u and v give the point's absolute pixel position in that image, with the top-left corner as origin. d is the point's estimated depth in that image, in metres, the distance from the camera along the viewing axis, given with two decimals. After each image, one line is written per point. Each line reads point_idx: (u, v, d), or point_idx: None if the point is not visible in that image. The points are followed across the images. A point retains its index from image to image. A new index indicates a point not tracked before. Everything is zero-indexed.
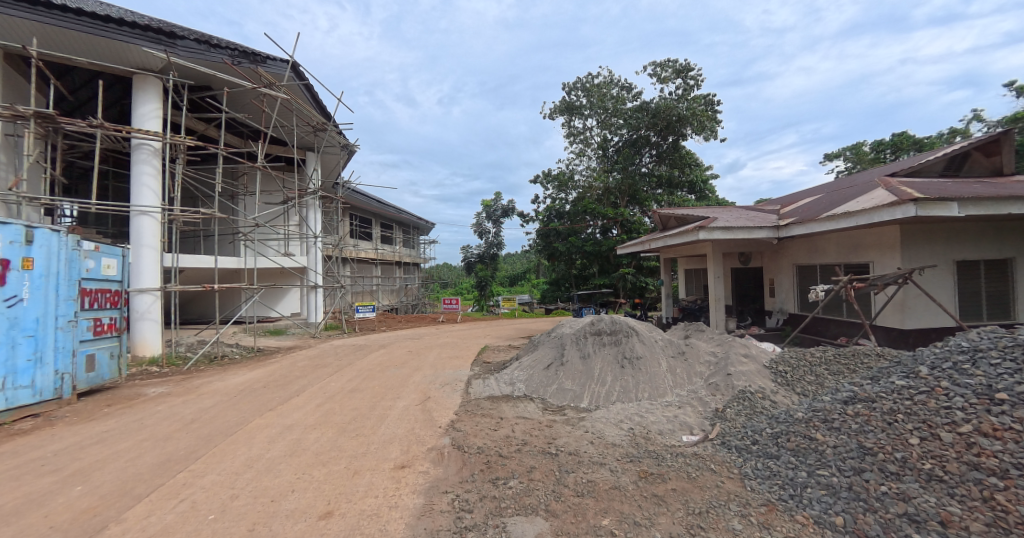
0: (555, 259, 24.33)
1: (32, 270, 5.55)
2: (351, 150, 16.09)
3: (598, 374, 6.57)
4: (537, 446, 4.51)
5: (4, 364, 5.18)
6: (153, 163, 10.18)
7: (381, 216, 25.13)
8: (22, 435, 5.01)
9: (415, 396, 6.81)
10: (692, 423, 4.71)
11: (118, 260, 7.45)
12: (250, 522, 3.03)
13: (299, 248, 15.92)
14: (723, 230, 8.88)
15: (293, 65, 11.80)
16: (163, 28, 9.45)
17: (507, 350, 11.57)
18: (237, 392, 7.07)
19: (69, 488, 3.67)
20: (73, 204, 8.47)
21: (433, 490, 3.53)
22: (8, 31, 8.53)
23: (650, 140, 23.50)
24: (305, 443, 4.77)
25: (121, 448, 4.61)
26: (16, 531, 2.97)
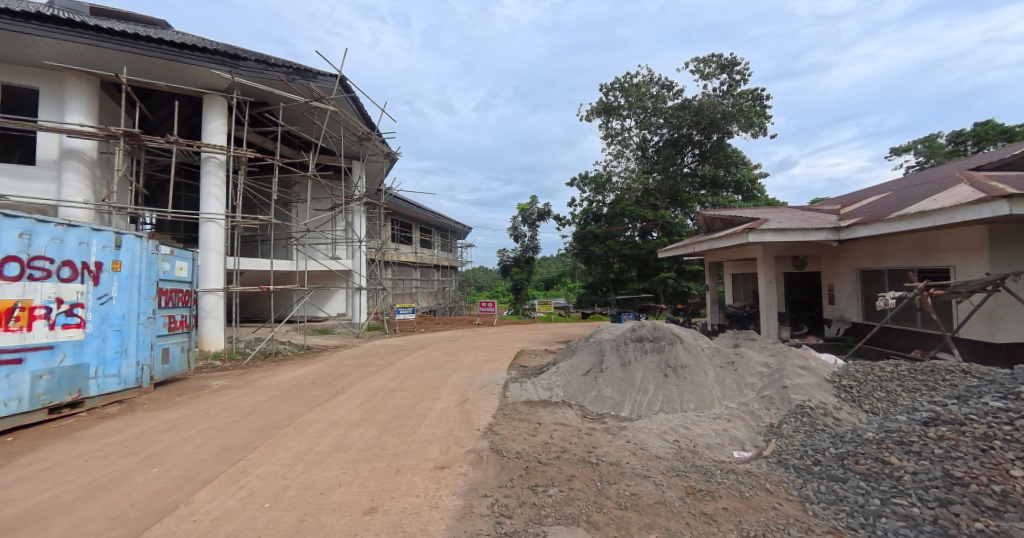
0: (592, 263, 23.81)
1: (120, 272, 6.17)
2: (393, 157, 16.70)
3: (639, 382, 6.40)
4: (577, 454, 4.44)
5: (95, 355, 5.77)
6: (219, 174, 11.02)
7: (421, 221, 25.88)
8: (109, 418, 5.55)
9: (453, 398, 6.91)
10: (743, 438, 4.44)
11: (189, 262, 8.09)
12: (300, 513, 3.17)
13: (345, 252, 16.66)
14: (775, 232, 8.33)
15: (343, 79, 12.39)
16: (227, 50, 10.18)
17: (543, 354, 11.47)
18: (288, 388, 7.47)
19: (147, 468, 4.01)
20: (152, 212, 9.31)
21: (472, 492, 3.55)
22: (103, 61, 9.56)
23: (692, 139, 22.85)
24: (349, 439, 4.94)
25: (188, 435, 5.00)
26: (103, 505, 3.28)
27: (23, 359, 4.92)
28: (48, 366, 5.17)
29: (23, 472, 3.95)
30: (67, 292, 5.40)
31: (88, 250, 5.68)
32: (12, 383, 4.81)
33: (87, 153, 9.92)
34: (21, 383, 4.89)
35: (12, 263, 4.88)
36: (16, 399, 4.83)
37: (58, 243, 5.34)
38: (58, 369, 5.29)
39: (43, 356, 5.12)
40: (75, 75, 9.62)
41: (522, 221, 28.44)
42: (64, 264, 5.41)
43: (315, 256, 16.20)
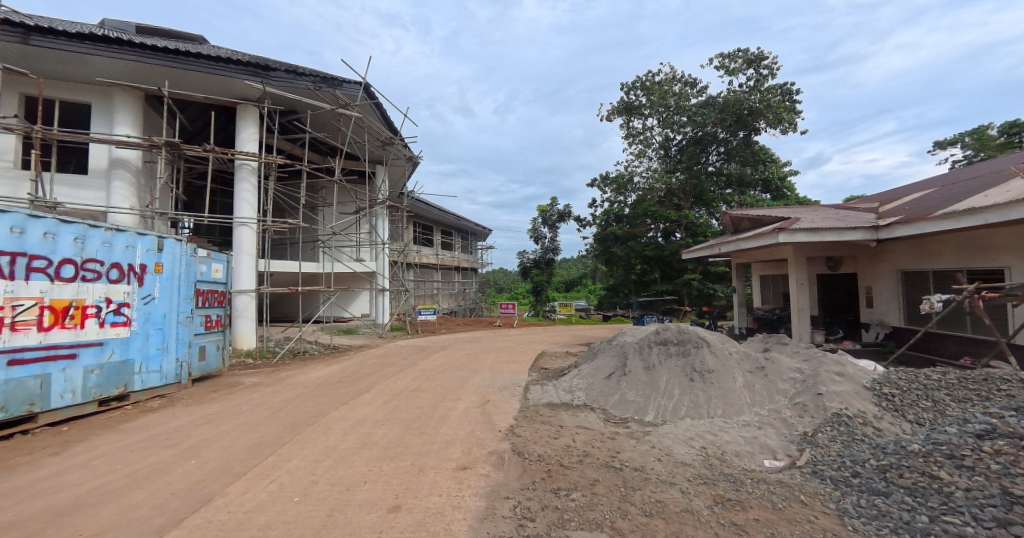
0: (613, 265, 23.52)
1: (162, 273, 6.48)
2: (415, 161, 16.95)
3: (664, 387, 6.26)
4: (600, 459, 4.37)
5: (139, 351, 6.08)
6: (251, 181, 11.45)
7: (442, 223, 26.16)
8: (152, 412, 5.84)
9: (474, 399, 6.94)
10: (775, 446, 4.28)
11: (224, 264, 8.42)
12: (327, 508, 3.24)
13: (370, 254, 17.00)
14: (807, 231, 8.02)
15: (366, 86, 12.57)
16: (259, 61, 10.53)
17: (563, 357, 11.39)
18: (315, 386, 7.67)
19: (185, 461, 4.19)
20: (190, 217, 9.75)
21: (495, 494, 3.55)
22: (146, 76, 10.11)
23: (717, 137, 22.30)
24: (373, 438, 5.02)
25: (222, 429, 5.20)
26: (146, 494, 3.44)
27: (77, 355, 5.22)
28: (98, 362, 5.48)
29: (77, 459, 4.21)
30: (115, 292, 5.70)
31: (133, 253, 6.00)
32: (67, 377, 5.13)
33: (133, 162, 10.48)
34: (75, 376, 5.19)
35: (67, 265, 5.18)
36: (71, 392, 5.15)
37: (107, 246, 5.65)
38: (107, 364, 5.59)
39: (94, 352, 5.42)
40: (122, 89, 10.23)
41: (542, 223, 28.36)
42: (113, 266, 5.72)
43: (340, 258, 16.60)
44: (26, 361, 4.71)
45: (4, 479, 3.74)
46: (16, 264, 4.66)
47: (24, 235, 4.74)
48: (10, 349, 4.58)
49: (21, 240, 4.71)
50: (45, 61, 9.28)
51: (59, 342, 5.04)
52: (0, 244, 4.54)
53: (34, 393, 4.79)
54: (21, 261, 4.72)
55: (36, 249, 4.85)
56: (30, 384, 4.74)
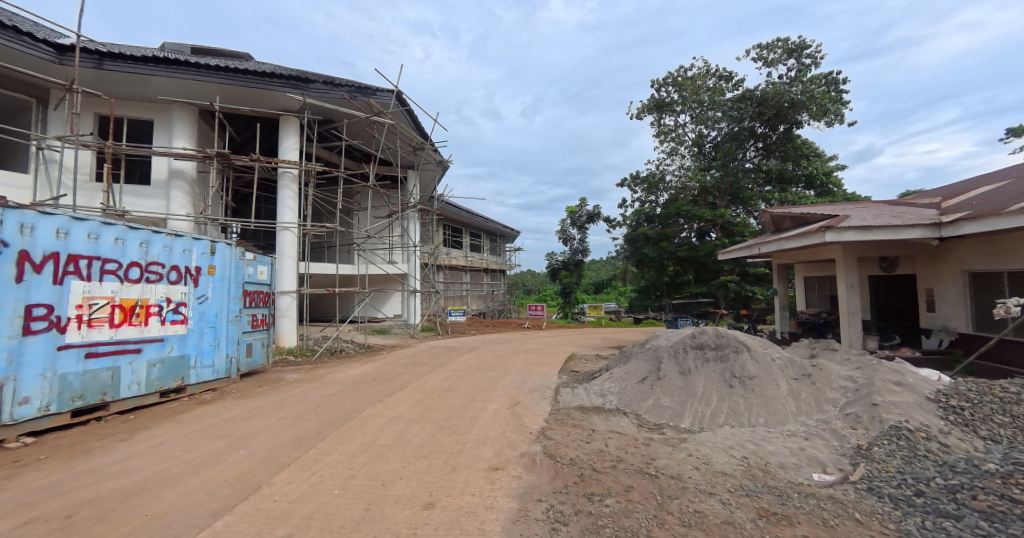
0: (644, 266, 22.99)
1: (214, 275, 6.89)
2: (446, 165, 17.21)
3: (701, 393, 6.05)
4: (634, 465, 4.27)
5: (194, 347, 6.49)
6: (293, 188, 11.99)
7: (471, 226, 26.45)
8: (205, 404, 6.21)
9: (505, 400, 6.95)
10: (825, 459, 4.03)
11: (268, 267, 8.84)
12: (365, 502, 3.32)
13: (402, 256, 17.39)
14: (857, 230, 7.55)
15: (399, 94, 12.81)
16: (299, 74, 11.00)
17: (594, 360, 11.25)
18: (351, 383, 7.92)
19: (235, 451, 4.42)
20: (237, 223, 10.30)
21: (527, 496, 3.53)
22: (199, 93, 10.81)
23: (754, 131, 21.43)
24: (407, 435, 5.12)
25: (268, 423, 5.45)
26: (201, 480, 3.66)
27: (142, 349, 5.64)
28: (159, 356, 5.89)
29: (141, 446, 4.52)
30: (174, 292, 6.11)
31: (189, 256, 6.40)
32: (134, 370, 5.54)
33: (189, 173, 11.23)
34: (140, 369, 5.61)
35: (134, 267, 5.58)
36: (137, 383, 5.57)
37: (167, 250, 6.06)
38: (167, 358, 6.01)
39: (155, 347, 5.84)
40: (180, 106, 11.02)
41: (571, 224, 28.11)
42: (172, 268, 6.13)
43: (374, 261, 17.08)
44: (100, 354, 5.12)
45: (79, 461, 4.07)
46: (92, 266, 5.05)
47: (99, 240, 5.14)
48: (87, 343, 4.99)
49: (96, 245, 5.10)
50: (112, 83, 10.07)
51: (127, 338, 5.45)
52: (79, 249, 4.92)
53: (106, 384, 5.20)
54: (97, 264, 5.11)
55: (109, 253, 5.25)
56: (103, 375, 5.15)
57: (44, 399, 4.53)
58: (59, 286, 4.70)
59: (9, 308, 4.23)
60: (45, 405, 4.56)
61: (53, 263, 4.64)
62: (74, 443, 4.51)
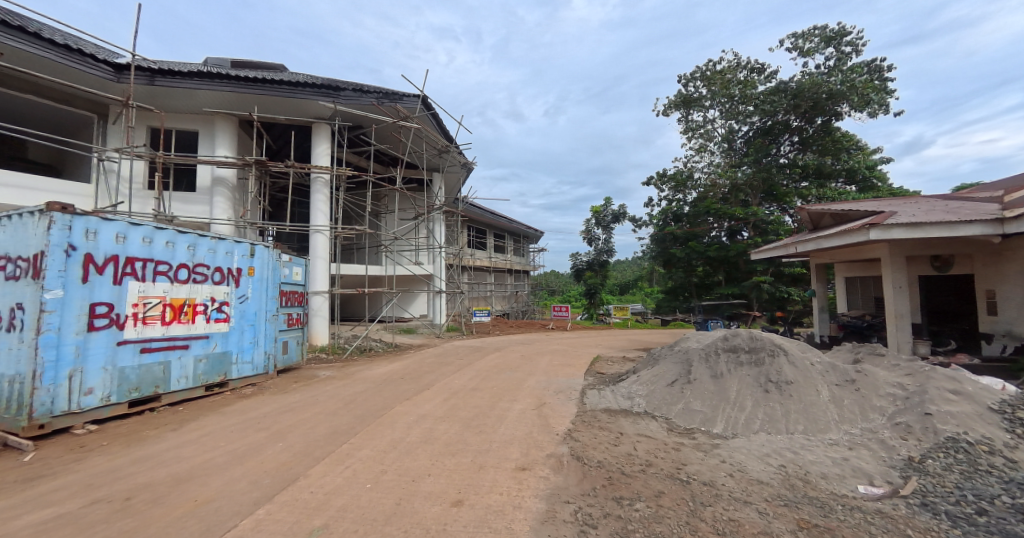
0: (672, 266, 22.45)
1: (254, 276, 7.19)
2: (470, 167, 17.34)
3: (735, 397, 5.84)
4: (664, 470, 4.17)
5: (236, 344, 6.79)
6: (325, 192, 12.37)
7: (495, 226, 26.57)
8: (246, 397, 6.50)
9: (530, 400, 6.94)
10: (872, 471, 3.81)
11: (303, 268, 9.16)
12: (396, 497, 3.38)
13: (427, 257, 17.66)
14: (905, 227, 7.12)
15: (425, 98, 13.00)
16: (330, 82, 11.32)
17: (620, 362, 11.05)
18: (381, 381, 8.09)
19: (273, 443, 4.60)
20: (273, 227, 10.73)
21: (555, 497, 3.50)
22: (239, 104, 11.31)
23: (789, 125, 20.58)
24: (435, 433, 5.18)
25: (303, 417, 5.65)
26: (244, 469, 3.83)
27: (189, 345, 5.96)
28: (205, 352, 6.20)
29: (189, 435, 4.77)
30: (218, 292, 6.42)
31: (232, 258, 6.72)
32: (182, 364, 5.87)
33: (230, 180, 11.80)
34: (188, 364, 5.93)
35: (182, 269, 5.90)
36: (185, 377, 5.90)
37: (212, 253, 6.37)
38: (211, 354, 6.32)
39: (201, 344, 6.15)
40: (222, 117, 11.63)
41: (596, 224, 27.77)
42: (216, 269, 6.44)
43: (401, 262, 17.43)
44: (153, 349, 5.46)
45: (135, 448, 4.34)
46: (146, 268, 5.38)
47: (152, 243, 5.47)
48: (142, 339, 5.32)
49: (150, 248, 5.44)
50: (161, 98, 10.70)
51: (177, 334, 5.78)
52: (135, 251, 5.26)
53: (158, 377, 5.54)
54: (150, 265, 5.45)
55: (161, 255, 5.59)
56: (155, 369, 5.49)
57: (105, 390, 4.89)
58: (119, 286, 5.04)
59: (75, 306, 4.57)
60: (106, 396, 4.92)
61: (113, 265, 4.98)
62: (131, 431, 4.82)
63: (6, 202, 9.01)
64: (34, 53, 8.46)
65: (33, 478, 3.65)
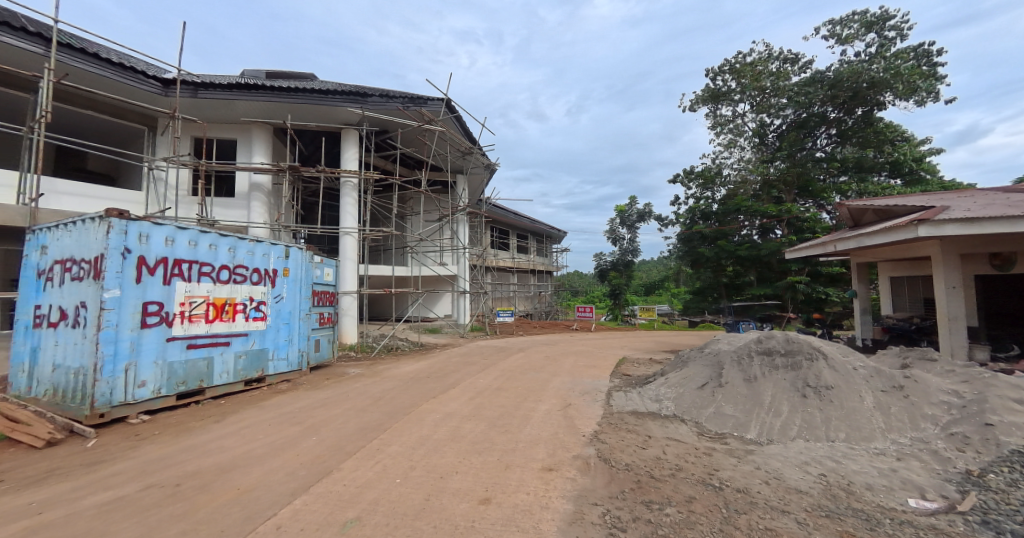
0: (700, 266, 21.90)
1: (288, 276, 7.44)
2: (493, 168, 17.40)
3: (770, 402, 5.61)
4: (695, 475, 4.05)
5: (272, 341, 7.04)
6: (353, 196, 12.71)
7: (518, 227, 26.59)
8: (282, 392, 6.74)
9: (555, 401, 6.88)
10: (925, 484, 3.57)
11: (333, 269, 9.42)
12: (425, 492, 3.41)
13: (452, 258, 17.84)
14: (958, 223, 6.68)
15: (449, 101, 13.12)
16: (358, 89, 11.61)
17: (646, 364, 10.83)
18: (408, 379, 8.22)
19: (308, 436, 4.74)
20: (305, 229, 11.07)
21: (582, 499, 3.45)
22: (274, 113, 11.76)
23: (826, 116, 19.70)
24: (461, 431, 5.22)
25: (335, 413, 5.80)
26: (281, 461, 3.96)
27: (230, 342, 6.23)
28: (244, 348, 6.47)
29: (232, 427, 4.98)
30: (256, 292, 6.68)
31: (268, 259, 6.98)
32: (224, 360, 6.14)
33: (266, 186, 12.28)
34: (229, 360, 6.21)
35: (224, 270, 6.17)
36: (226, 372, 6.17)
37: (250, 254, 6.64)
38: (250, 351, 6.59)
39: (241, 340, 6.43)
40: (258, 126, 12.13)
41: (620, 223, 27.36)
42: (254, 270, 6.70)
43: (426, 262, 17.67)
44: (199, 346, 5.75)
45: (183, 438, 4.57)
46: (192, 269, 5.67)
47: (197, 246, 5.76)
48: (189, 336, 5.62)
49: (195, 250, 5.72)
50: (204, 109, 11.25)
51: (219, 331, 6.05)
52: (182, 253, 5.55)
53: (203, 372, 5.82)
54: (196, 267, 5.73)
55: (204, 257, 5.87)
56: (200, 364, 5.78)
57: (156, 383, 5.21)
58: (168, 286, 5.33)
59: (130, 305, 4.88)
60: (158, 388, 5.24)
61: (163, 266, 5.28)
62: (179, 422, 5.08)
63: (68, 209, 9.62)
64: (91, 70, 9.09)
65: (94, 462, 3.92)
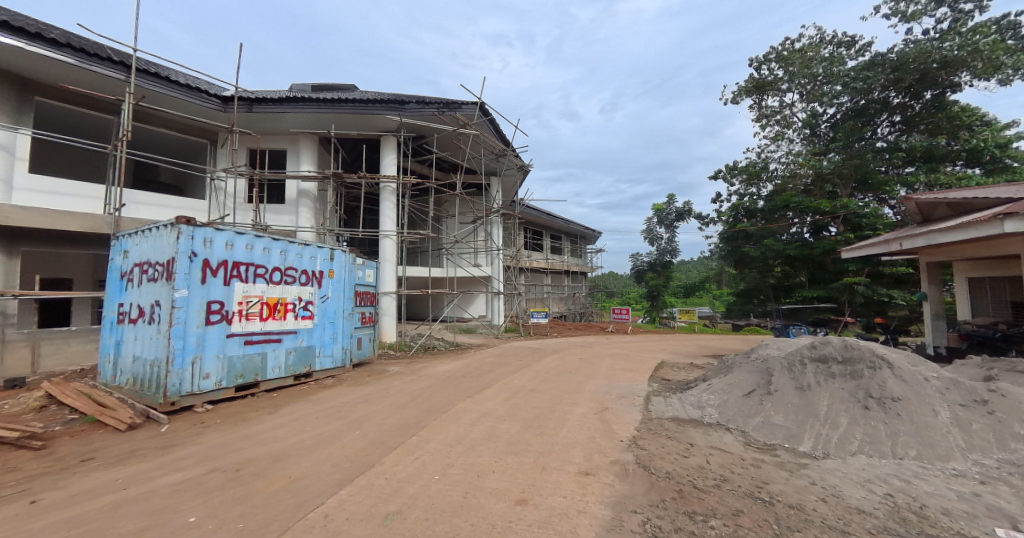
0: (745, 266, 20.93)
1: (333, 278, 7.70)
2: (527, 170, 17.33)
3: (827, 414, 5.22)
4: (742, 487, 3.80)
5: (318, 339, 7.32)
6: (392, 200, 13.04)
7: (551, 228, 26.39)
8: (327, 387, 7.00)
9: (591, 405, 6.72)
10: (1015, 513, 3.16)
11: (374, 270, 9.68)
12: (462, 490, 3.40)
13: (486, 259, 17.94)
14: None
15: (483, 105, 13.19)
16: (396, 97, 11.89)
17: (686, 368, 10.40)
18: (444, 378, 8.30)
19: (351, 430, 4.88)
20: (347, 233, 11.46)
21: (621, 506, 3.32)
22: (319, 123, 12.28)
23: (890, 102, 18.18)
24: (497, 431, 5.20)
25: (375, 409, 5.94)
26: (327, 453, 4.09)
27: (282, 339, 6.54)
28: (294, 345, 6.77)
29: (283, 419, 5.22)
30: (304, 292, 6.97)
31: (315, 261, 7.27)
32: (276, 356, 6.45)
33: (312, 192, 12.86)
34: (281, 355, 6.51)
35: (276, 271, 6.48)
36: (278, 367, 6.48)
37: (299, 257, 6.94)
38: (299, 347, 6.88)
39: (291, 338, 6.73)
40: (306, 136, 12.75)
41: (658, 222, 26.58)
42: (303, 272, 7.00)
43: (461, 264, 17.86)
44: (254, 342, 6.07)
45: (240, 427, 4.83)
46: (249, 271, 5.99)
47: (253, 249, 6.08)
48: (246, 333, 5.94)
49: (251, 253, 6.05)
50: (258, 123, 11.93)
51: (272, 329, 6.37)
52: (240, 256, 5.88)
53: (258, 366, 6.15)
54: (252, 269, 6.05)
55: (259, 260, 6.19)
56: (256, 359, 6.11)
57: (217, 376, 5.56)
58: (227, 287, 5.66)
59: (195, 304, 5.26)
60: (219, 381, 5.59)
61: (223, 268, 5.62)
62: (238, 412, 5.40)
63: (147, 218, 10.52)
64: (163, 93, 9.92)
65: (166, 446, 4.25)
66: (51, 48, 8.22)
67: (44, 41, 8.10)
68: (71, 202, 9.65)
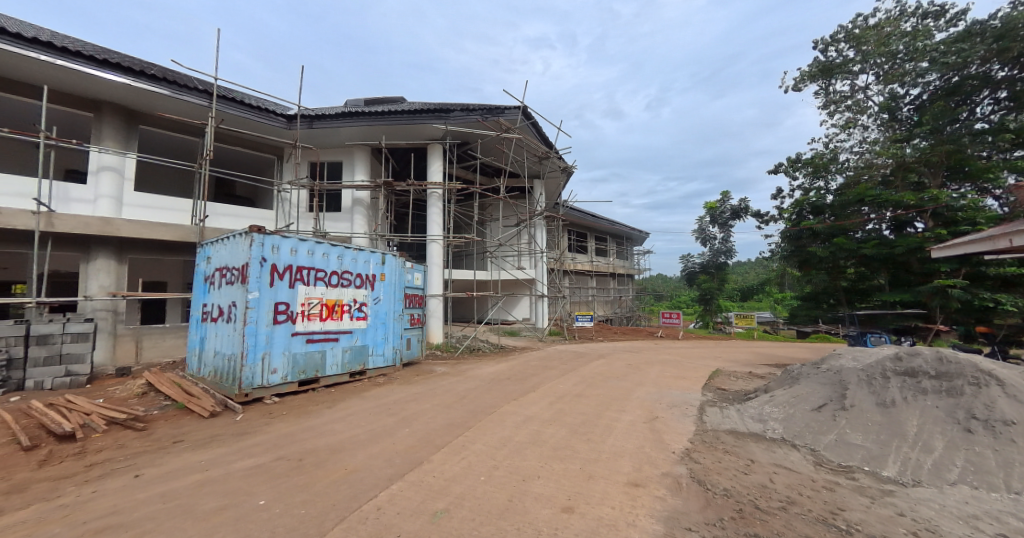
0: (810, 268, 19.15)
1: (385, 280, 7.87)
2: (570, 171, 17.02)
3: (917, 436, 4.54)
4: (812, 512, 3.34)
5: (371, 338, 7.50)
6: (439, 205, 13.26)
7: (596, 229, 25.76)
8: (379, 384, 7.15)
9: (640, 413, 6.34)
10: None
11: (422, 273, 9.82)
12: (507, 493, 3.25)
13: (530, 261, 17.78)
14: None
15: (525, 109, 13.11)
16: (441, 105, 12.08)
17: (744, 378, 9.63)
18: (490, 380, 8.23)
19: (401, 427, 4.90)
20: (396, 237, 11.78)
21: (674, 522, 3.02)
22: (370, 135, 12.72)
23: (992, 76, 15.88)
24: (542, 436, 5.02)
25: (423, 408, 5.95)
26: (379, 448, 4.10)
27: (339, 338, 6.76)
28: (350, 344, 6.98)
29: (340, 413, 5.36)
30: (359, 294, 7.17)
31: (369, 265, 7.46)
32: (334, 353, 6.68)
33: (365, 200, 13.37)
34: (338, 353, 6.73)
35: (335, 275, 6.71)
36: (336, 364, 6.70)
37: (354, 261, 7.15)
38: (354, 346, 7.09)
39: (347, 337, 6.94)
40: (360, 148, 13.30)
41: (711, 221, 25.19)
42: (358, 275, 7.21)
43: (505, 266, 17.84)
44: (315, 340, 6.32)
45: (302, 419, 5.01)
46: (310, 274, 6.25)
47: (314, 254, 6.33)
48: (308, 332, 6.20)
49: (313, 258, 6.30)
50: (318, 137, 12.57)
51: (331, 328, 6.60)
52: (303, 261, 6.14)
53: (319, 363, 6.39)
54: (314, 272, 6.31)
55: (320, 264, 6.43)
56: (317, 356, 6.35)
57: (284, 371, 5.85)
58: (292, 289, 5.94)
59: (265, 304, 5.56)
60: (285, 375, 5.87)
61: (289, 272, 5.90)
62: (301, 405, 5.62)
63: (224, 227, 11.42)
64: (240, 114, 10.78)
65: (241, 433, 4.48)
66: (152, 82, 9.19)
67: (147, 77, 9.11)
68: (165, 215, 10.64)
